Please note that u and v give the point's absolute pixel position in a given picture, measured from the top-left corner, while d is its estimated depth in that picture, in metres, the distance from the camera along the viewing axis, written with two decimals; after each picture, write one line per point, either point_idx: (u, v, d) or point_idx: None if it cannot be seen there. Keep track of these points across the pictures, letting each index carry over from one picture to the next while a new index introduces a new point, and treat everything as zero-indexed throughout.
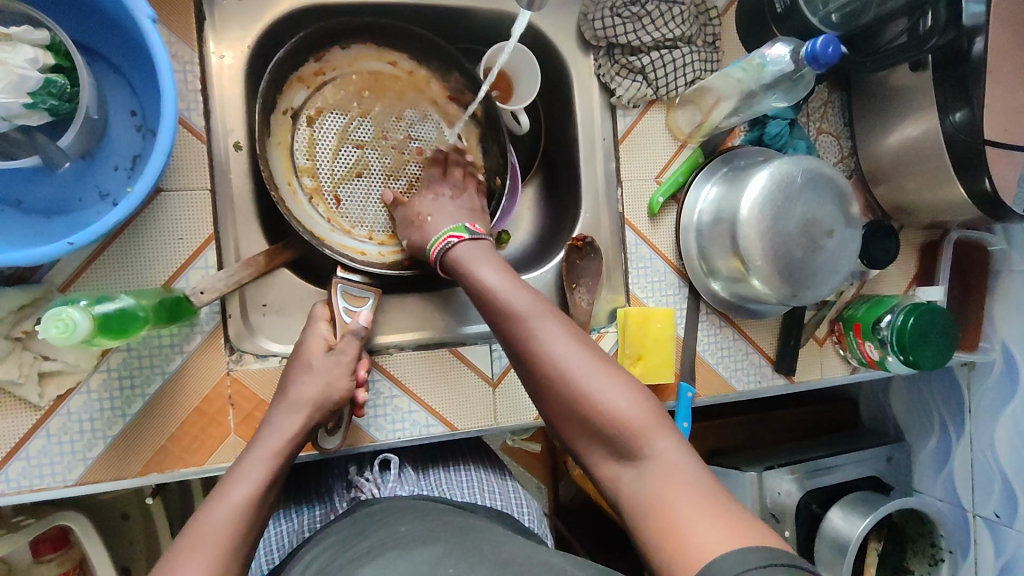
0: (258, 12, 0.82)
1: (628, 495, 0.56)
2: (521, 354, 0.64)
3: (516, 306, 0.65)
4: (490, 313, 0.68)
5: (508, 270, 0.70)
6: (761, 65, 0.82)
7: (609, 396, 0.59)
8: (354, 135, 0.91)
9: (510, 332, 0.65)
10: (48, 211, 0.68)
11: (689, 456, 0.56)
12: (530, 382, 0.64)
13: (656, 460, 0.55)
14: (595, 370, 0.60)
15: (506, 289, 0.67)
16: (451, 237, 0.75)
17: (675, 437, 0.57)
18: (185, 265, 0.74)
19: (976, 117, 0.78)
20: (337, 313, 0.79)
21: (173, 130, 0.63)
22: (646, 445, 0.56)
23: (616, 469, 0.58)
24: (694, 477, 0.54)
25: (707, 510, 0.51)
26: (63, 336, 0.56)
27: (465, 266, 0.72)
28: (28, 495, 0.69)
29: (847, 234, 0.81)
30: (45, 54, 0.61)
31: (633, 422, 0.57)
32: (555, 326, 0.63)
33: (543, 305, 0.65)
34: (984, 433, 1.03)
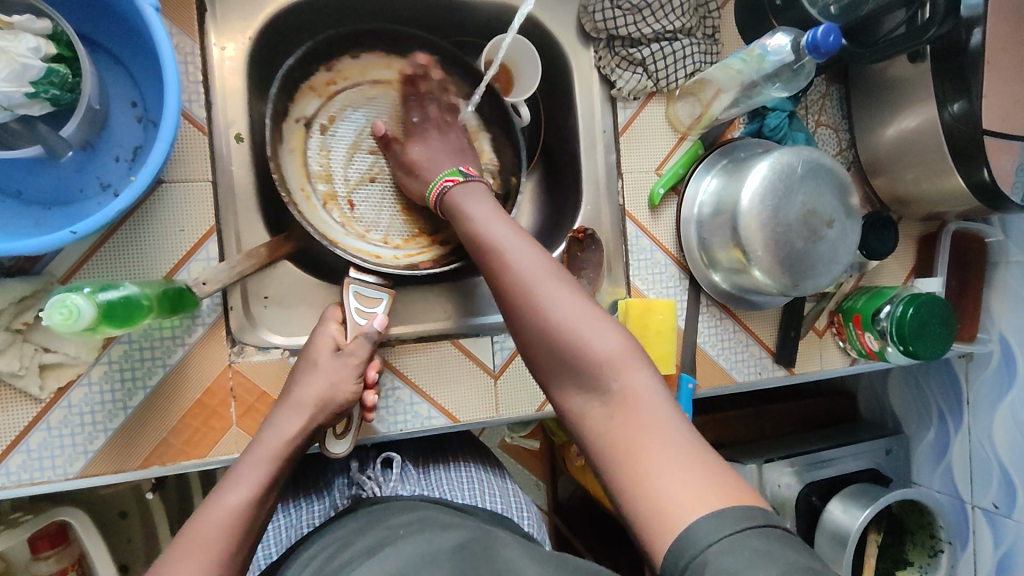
0: (260, 4, 0.81)
1: (595, 431, 0.56)
2: (498, 285, 0.64)
3: (497, 239, 0.65)
4: (472, 248, 0.68)
5: (496, 208, 0.69)
6: (762, 55, 0.82)
7: (586, 329, 0.58)
8: (366, 142, 0.92)
9: (490, 265, 0.65)
10: (49, 202, 0.68)
11: (662, 394, 0.55)
12: (505, 313, 0.64)
13: (629, 397, 0.55)
14: (574, 302, 0.60)
15: (487, 223, 0.67)
16: (447, 181, 0.75)
17: (650, 375, 0.56)
18: (186, 257, 0.73)
19: (974, 108, 0.78)
20: (349, 316, 0.76)
21: (176, 121, 0.62)
22: (619, 381, 0.56)
23: (585, 404, 0.57)
24: (665, 418, 0.53)
25: (679, 457, 0.50)
26: (65, 323, 0.55)
27: (454, 205, 0.72)
28: (28, 488, 0.69)
29: (848, 225, 0.81)
30: (47, 43, 0.61)
31: (608, 356, 0.57)
32: (535, 257, 0.63)
33: (523, 238, 0.65)
34: (982, 424, 1.04)
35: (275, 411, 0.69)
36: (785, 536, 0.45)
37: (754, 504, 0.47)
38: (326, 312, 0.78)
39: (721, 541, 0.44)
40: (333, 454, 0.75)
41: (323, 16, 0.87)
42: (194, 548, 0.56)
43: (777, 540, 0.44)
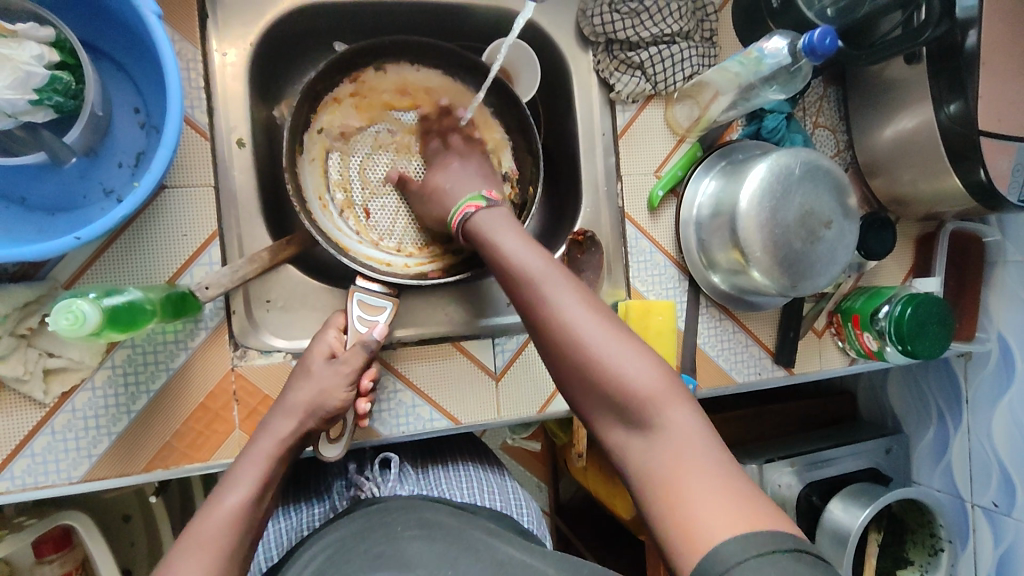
0: (261, 10, 0.82)
1: (637, 467, 0.56)
2: (533, 317, 0.63)
3: (532, 272, 0.64)
4: (504, 278, 0.67)
5: (526, 238, 0.69)
6: (759, 58, 0.83)
7: (626, 364, 0.58)
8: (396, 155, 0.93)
9: (525, 298, 0.64)
10: (53, 208, 0.69)
11: (703, 428, 0.56)
12: (542, 346, 0.63)
13: (672, 433, 0.55)
14: (611, 336, 0.59)
15: (520, 253, 0.66)
16: (469, 207, 0.74)
17: (691, 409, 0.56)
18: (189, 261, 0.74)
19: (970, 109, 0.79)
20: (351, 324, 0.76)
21: (179, 126, 0.63)
22: (661, 418, 0.56)
23: (626, 437, 0.57)
24: (707, 453, 0.54)
25: (721, 491, 0.51)
26: (72, 328, 0.56)
27: (483, 232, 0.71)
28: (33, 492, 0.69)
29: (846, 226, 0.82)
30: (50, 51, 0.61)
31: (649, 392, 0.57)
32: (570, 290, 0.62)
33: (557, 269, 0.64)
34: (981, 422, 1.04)
35: (272, 417, 0.69)
36: (816, 561, 0.46)
37: (788, 530, 0.48)
38: (331, 318, 0.78)
39: (750, 560, 0.45)
40: (327, 458, 0.72)
41: (324, 23, 0.88)
42: (199, 551, 0.57)
43: (808, 564, 0.45)
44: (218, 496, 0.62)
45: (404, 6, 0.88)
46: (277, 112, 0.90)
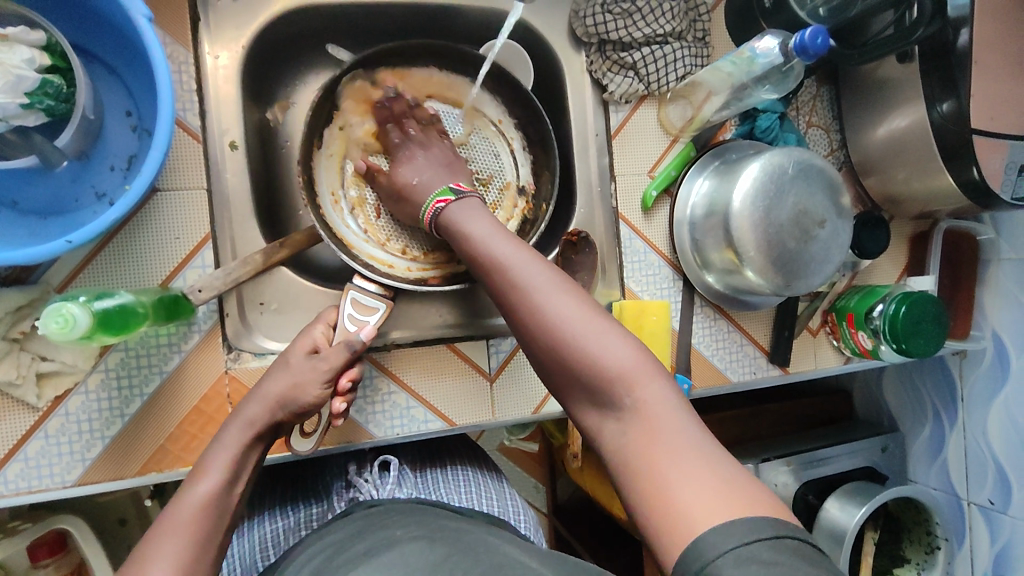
0: (254, 13, 0.82)
1: (612, 446, 0.56)
2: (505, 302, 0.63)
3: (502, 257, 0.63)
4: (476, 265, 0.66)
5: (496, 223, 0.67)
6: (751, 58, 0.83)
7: (597, 345, 0.57)
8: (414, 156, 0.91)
9: (496, 284, 0.64)
10: (44, 212, 0.69)
11: (676, 405, 0.55)
12: (516, 330, 0.63)
13: (643, 412, 0.55)
14: (582, 317, 0.59)
15: (489, 240, 0.65)
16: (437, 203, 0.71)
17: (664, 387, 0.56)
18: (182, 264, 0.74)
19: (963, 108, 0.79)
20: (341, 322, 0.74)
21: (170, 128, 0.63)
22: (632, 396, 0.56)
23: (602, 418, 0.58)
24: (681, 431, 0.54)
25: (697, 471, 0.50)
26: (61, 331, 0.56)
27: (451, 222, 0.69)
28: (26, 496, 0.69)
29: (839, 224, 0.82)
30: (41, 54, 0.61)
31: (620, 371, 0.56)
32: (540, 273, 0.62)
33: (526, 253, 0.64)
34: (977, 421, 1.05)
35: (247, 400, 0.68)
36: (799, 547, 0.46)
37: (767, 514, 0.48)
38: (323, 313, 0.76)
39: (730, 552, 0.45)
40: (297, 452, 0.72)
41: (317, 25, 0.88)
42: (194, 555, 0.57)
43: (793, 553, 0.45)
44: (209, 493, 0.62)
45: (397, 8, 0.88)
46: (270, 114, 0.90)
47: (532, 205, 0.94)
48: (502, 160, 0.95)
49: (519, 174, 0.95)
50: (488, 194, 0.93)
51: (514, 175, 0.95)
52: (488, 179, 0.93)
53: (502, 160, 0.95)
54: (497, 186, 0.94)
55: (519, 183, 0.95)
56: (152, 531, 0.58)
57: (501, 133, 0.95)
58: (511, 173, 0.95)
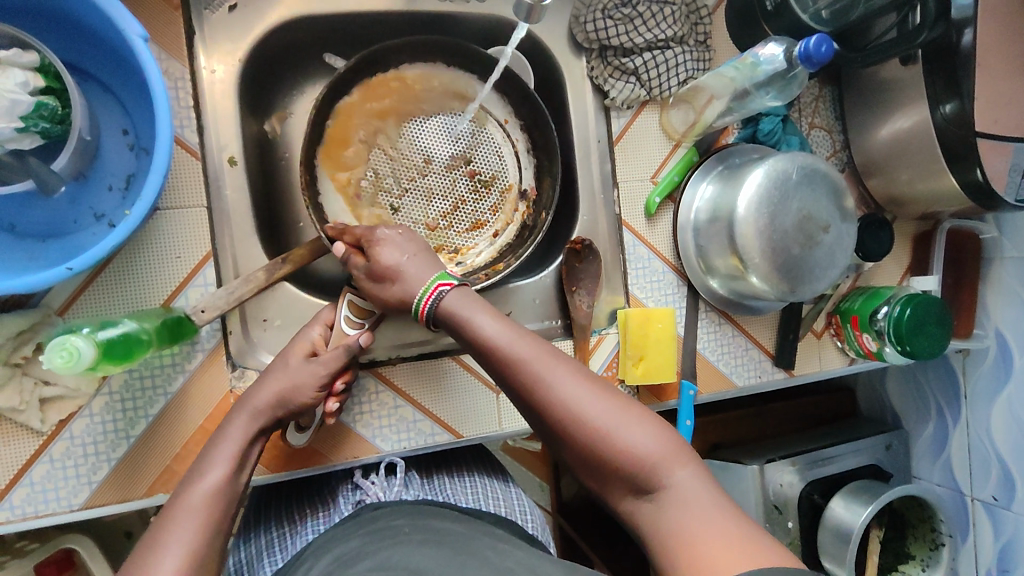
0: (249, 25, 0.81)
1: (648, 530, 0.57)
2: (530, 401, 0.63)
3: (521, 354, 0.63)
4: (491, 362, 0.65)
5: (504, 318, 0.67)
6: (755, 63, 0.83)
7: (625, 432, 0.59)
8: (418, 149, 0.92)
9: (517, 380, 0.64)
10: (43, 234, 0.68)
11: (706, 482, 0.58)
12: (539, 424, 0.64)
13: (678, 495, 0.57)
14: (609, 408, 0.61)
15: (504, 336, 0.65)
16: (442, 286, 0.68)
17: (694, 468, 0.59)
18: (183, 283, 0.73)
19: (966, 109, 0.79)
20: (337, 323, 0.75)
21: (169, 146, 0.62)
22: (668, 480, 0.57)
23: (637, 505, 0.59)
24: (716, 506, 0.55)
25: (732, 539, 0.52)
26: (66, 365, 0.56)
27: (457, 317, 0.67)
28: (33, 521, 0.69)
29: (844, 228, 0.82)
30: (35, 76, 0.60)
31: (654, 456, 0.58)
32: (561, 368, 0.63)
33: (543, 349, 0.64)
34: (980, 417, 1.05)
35: (240, 411, 0.67)
36: None
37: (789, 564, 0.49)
38: (318, 313, 0.78)
39: None
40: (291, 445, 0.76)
41: (314, 35, 0.87)
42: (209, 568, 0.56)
43: None
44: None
45: (395, 16, 0.87)
46: (268, 126, 0.89)
47: (532, 209, 0.94)
48: (506, 161, 0.95)
49: (521, 176, 0.96)
50: (489, 195, 0.94)
51: (516, 177, 0.96)
52: (491, 179, 0.94)
53: (506, 160, 0.95)
54: (499, 187, 0.95)
55: (521, 186, 0.96)
56: (159, 524, 0.58)
57: (506, 133, 0.95)
58: (514, 175, 0.95)
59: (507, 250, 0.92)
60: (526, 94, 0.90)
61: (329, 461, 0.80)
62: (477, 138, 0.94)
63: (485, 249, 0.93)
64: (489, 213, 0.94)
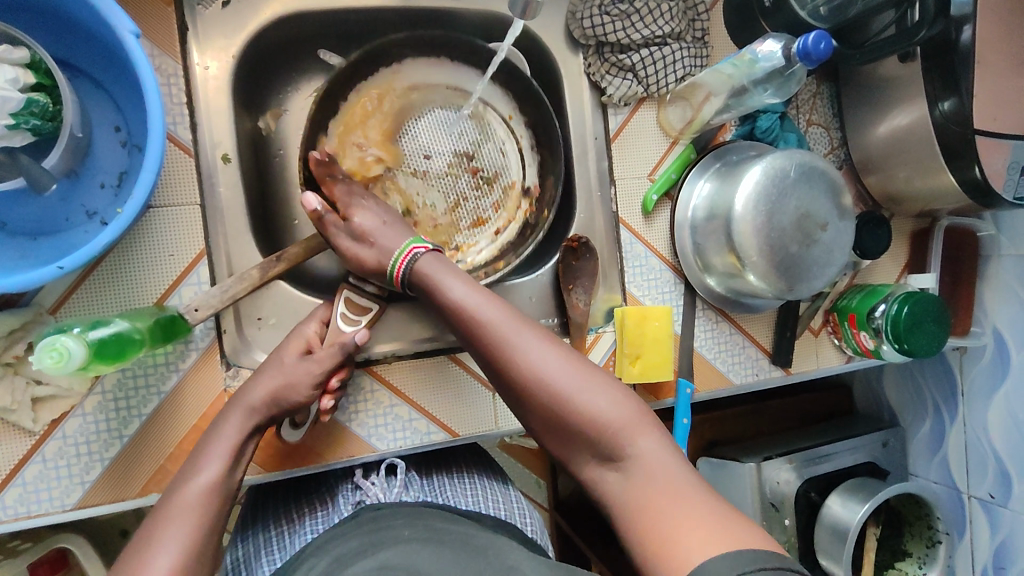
0: (243, 20, 0.80)
1: (611, 494, 0.58)
2: (498, 366, 0.64)
3: (490, 319, 0.64)
4: (461, 328, 0.66)
5: (475, 283, 0.68)
6: (753, 60, 0.82)
7: (591, 397, 0.60)
8: (420, 142, 0.91)
9: (485, 345, 0.64)
10: (35, 232, 0.67)
11: (669, 450, 0.59)
12: (506, 389, 0.65)
13: (640, 462, 0.58)
14: (576, 375, 0.61)
15: (474, 302, 0.65)
16: (417, 249, 0.70)
17: (658, 437, 0.59)
18: (177, 282, 0.73)
19: (965, 106, 0.79)
20: (333, 321, 0.75)
21: (162, 143, 0.61)
22: (631, 447, 0.58)
23: (599, 470, 0.60)
24: (678, 474, 0.56)
25: (694, 509, 0.53)
26: (57, 365, 0.56)
27: (429, 281, 0.68)
28: (26, 521, 0.68)
29: (842, 226, 0.81)
30: (25, 72, 0.60)
31: (618, 423, 0.59)
32: (530, 334, 0.63)
33: (513, 315, 0.65)
34: (978, 415, 1.05)
35: (233, 408, 0.66)
36: None
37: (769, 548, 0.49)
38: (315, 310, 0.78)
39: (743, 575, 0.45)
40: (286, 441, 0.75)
41: (308, 31, 0.86)
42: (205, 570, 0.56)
43: None
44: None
45: (390, 12, 0.87)
46: (262, 123, 0.88)
47: (535, 208, 0.95)
48: (508, 157, 0.96)
49: (524, 174, 0.96)
50: (491, 193, 0.95)
51: (518, 174, 0.96)
52: (494, 176, 0.95)
53: (508, 157, 0.96)
54: (502, 184, 0.95)
55: (523, 184, 0.96)
56: (150, 525, 0.57)
57: (509, 129, 0.96)
58: (516, 172, 0.96)
59: (510, 248, 0.93)
60: (529, 90, 0.90)
61: (325, 460, 0.79)
62: (481, 135, 0.94)
63: (486, 247, 0.93)
64: (491, 210, 0.94)
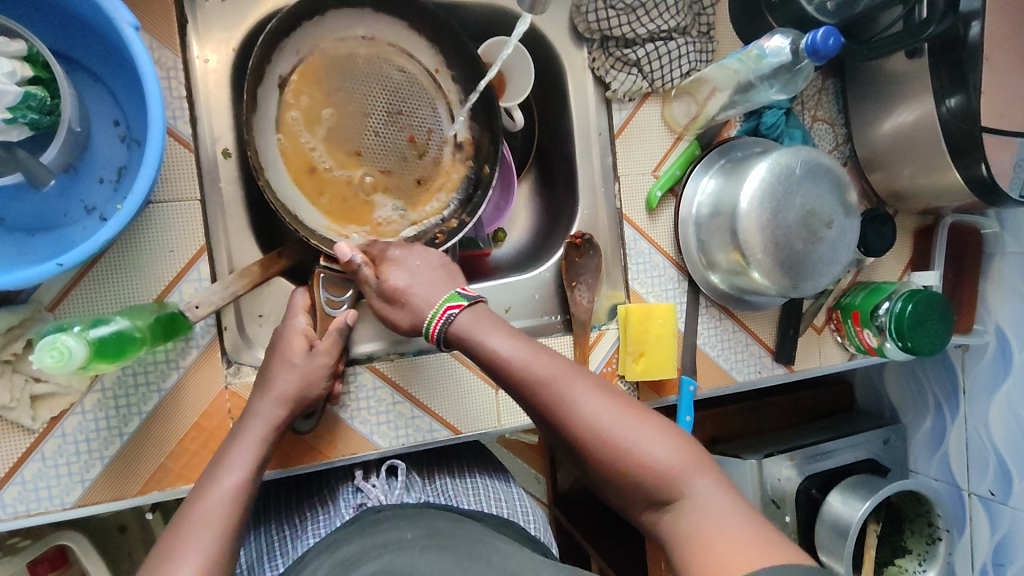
0: (244, 13, 0.79)
1: (670, 541, 0.56)
2: (550, 418, 0.62)
3: (539, 372, 0.63)
4: (508, 382, 0.65)
5: (520, 336, 0.67)
6: (760, 56, 0.82)
7: (647, 445, 0.58)
8: (345, 106, 0.84)
9: (536, 399, 0.63)
10: (33, 228, 0.66)
11: (727, 491, 0.57)
12: (559, 443, 0.63)
13: (699, 504, 0.56)
14: (628, 422, 0.60)
15: (521, 355, 0.65)
16: (450, 309, 0.69)
17: (714, 478, 0.57)
18: (177, 278, 0.72)
19: (971, 103, 0.78)
20: (319, 305, 0.75)
21: (162, 140, 0.60)
22: (688, 491, 0.56)
23: (656, 517, 0.58)
24: (737, 512, 0.55)
25: (754, 543, 0.51)
26: (57, 364, 0.55)
27: (470, 337, 0.67)
28: (26, 519, 0.68)
29: (847, 224, 0.81)
30: (22, 65, 0.58)
31: (674, 467, 0.57)
32: (580, 384, 0.63)
33: (561, 366, 0.64)
34: (979, 412, 1.05)
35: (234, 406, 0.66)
36: None
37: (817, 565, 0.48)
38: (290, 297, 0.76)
39: None
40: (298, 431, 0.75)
41: None
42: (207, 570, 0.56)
43: None
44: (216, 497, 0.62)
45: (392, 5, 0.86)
46: None
47: (471, 161, 0.90)
48: (440, 114, 0.90)
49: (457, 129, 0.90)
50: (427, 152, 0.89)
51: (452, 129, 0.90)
52: (428, 136, 0.89)
53: (440, 114, 0.90)
54: (436, 143, 0.89)
55: (456, 139, 0.90)
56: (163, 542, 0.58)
57: (437, 83, 0.89)
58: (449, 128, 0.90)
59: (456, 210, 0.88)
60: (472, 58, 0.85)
61: (326, 457, 0.79)
62: (410, 92, 0.87)
63: (432, 208, 0.89)
64: (431, 172, 0.89)
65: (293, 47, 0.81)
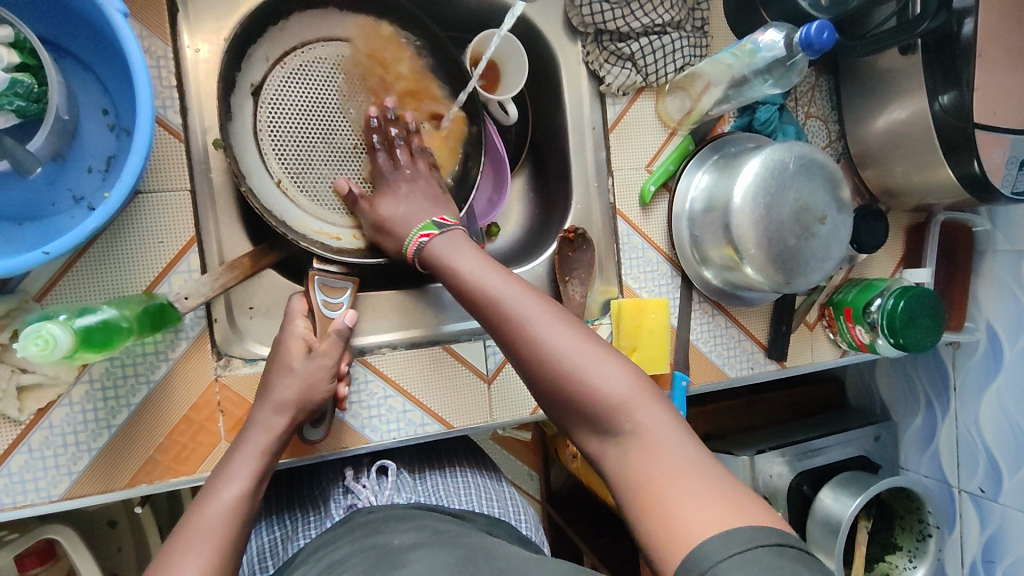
0: (234, 3, 0.78)
1: (613, 470, 0.55)
2: (502, 336, 0.62)
3: (492, 290, 0.62)
4: (468, 300, 0.65)
5: (484, 256, 0.67)
6: (754, 50, 0.82)
7: (596, 372, 0.56)
8: (323, 107, 0.82)
9: (491, 316, 0.62)
10: (21, 217, 0.65)
11: (675, 424, 0.54)
12: (514, 362, 0.62)
13: (642, 437, 0.54)
14: (579, 346, 0.58)
15: (478, 273, 0.64)
16: (421, 237, 0.71)
17: (663, 411, 0.55)
18: (167, 269, 0.71)
19: (965, 99, 0.78)
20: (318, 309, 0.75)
21: (150, 130, 0.60)
22: (632, 422, 0.55)
23: (600, 444, 0.56)
24: (683, 449, 0.53)
25: (693, 487, 0.50)
26: (42, 353, 0.54)
27: (441, 260, 0.68)
28: (12, 512, 0.67)
29: (840, 219, 0.81)
30: (9, 52, 0.58)
31: (620, 397, 0.55)
32: (533, 303, 0.61)
33: (517, 286, 0.62)
34: (968, 408, 1.05)
35: None
36: (799, 555, 0.45)
37: (762, 522, 0.47)
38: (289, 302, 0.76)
39: (734, 556, 0.44)
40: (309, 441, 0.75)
41: None
42: (195, 566, 0.55)
43: (790, 558, 0.44)
44: (207, 491, 0.61)
45: None
46: None
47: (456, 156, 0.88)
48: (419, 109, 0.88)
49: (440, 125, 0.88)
50: None
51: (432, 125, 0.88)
52: None
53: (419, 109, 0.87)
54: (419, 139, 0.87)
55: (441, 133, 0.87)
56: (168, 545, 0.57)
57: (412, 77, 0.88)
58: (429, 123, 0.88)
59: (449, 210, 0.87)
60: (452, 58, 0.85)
61: (317, 451, 0.78)
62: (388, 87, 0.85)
63: None
64: None
65: (263, 55, 0.79)
